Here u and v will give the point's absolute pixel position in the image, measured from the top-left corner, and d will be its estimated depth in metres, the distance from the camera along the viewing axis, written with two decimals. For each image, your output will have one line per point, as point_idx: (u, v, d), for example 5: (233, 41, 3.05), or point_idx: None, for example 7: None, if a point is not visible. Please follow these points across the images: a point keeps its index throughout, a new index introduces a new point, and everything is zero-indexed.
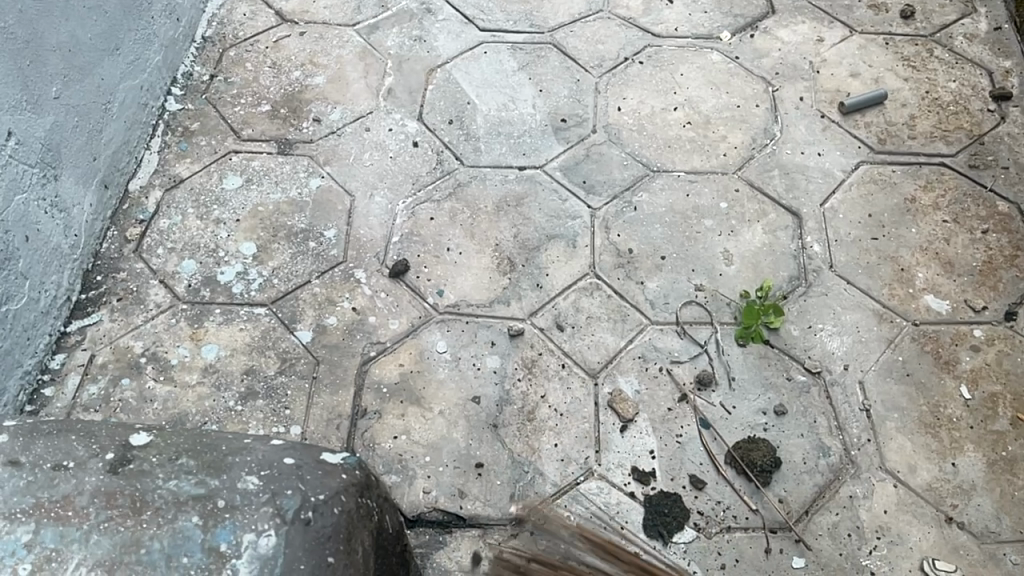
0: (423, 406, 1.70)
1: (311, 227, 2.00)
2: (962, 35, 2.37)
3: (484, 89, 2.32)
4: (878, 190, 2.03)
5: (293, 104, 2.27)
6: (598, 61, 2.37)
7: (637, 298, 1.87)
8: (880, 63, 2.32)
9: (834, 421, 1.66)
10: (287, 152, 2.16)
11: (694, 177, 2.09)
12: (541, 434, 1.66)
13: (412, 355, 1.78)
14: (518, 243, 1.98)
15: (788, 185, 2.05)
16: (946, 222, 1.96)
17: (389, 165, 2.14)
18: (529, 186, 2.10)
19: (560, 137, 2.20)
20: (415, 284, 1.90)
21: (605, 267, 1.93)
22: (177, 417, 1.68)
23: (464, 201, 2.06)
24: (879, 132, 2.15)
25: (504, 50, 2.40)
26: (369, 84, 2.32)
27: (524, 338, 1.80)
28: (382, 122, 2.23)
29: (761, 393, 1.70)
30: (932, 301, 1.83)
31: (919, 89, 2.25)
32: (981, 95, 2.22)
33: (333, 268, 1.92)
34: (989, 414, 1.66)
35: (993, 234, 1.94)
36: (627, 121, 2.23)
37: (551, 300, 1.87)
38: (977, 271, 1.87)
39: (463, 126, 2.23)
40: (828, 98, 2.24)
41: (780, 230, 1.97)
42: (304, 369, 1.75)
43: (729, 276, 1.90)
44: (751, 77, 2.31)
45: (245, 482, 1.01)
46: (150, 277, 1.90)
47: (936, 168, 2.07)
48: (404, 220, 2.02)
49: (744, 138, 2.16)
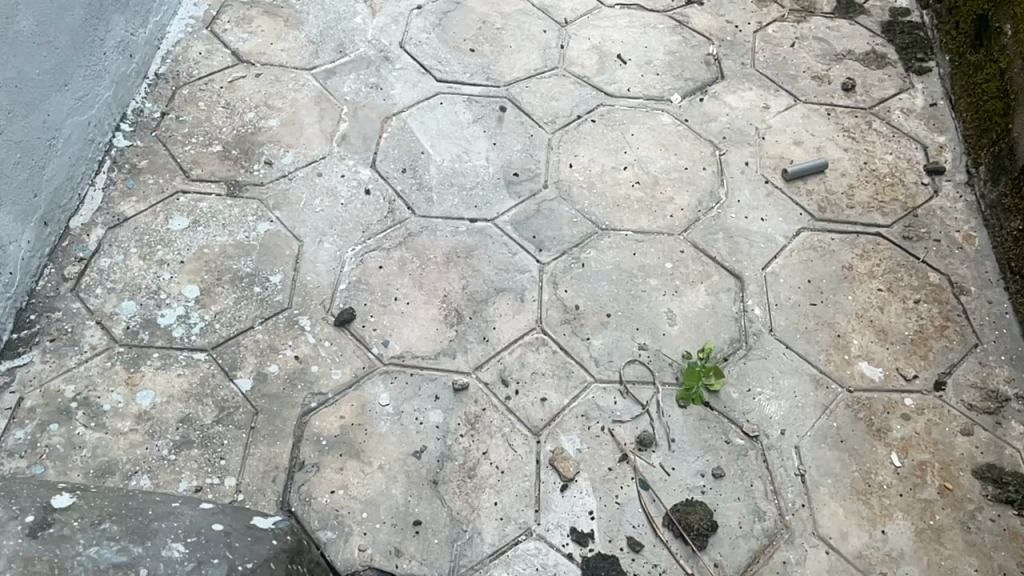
0: (363, 459, 1.68)
1: (257, 272, 1.98)
2: (899, 109, 2.47)
3: (438, 139, 2.34)
4: (818, 257, 2.09)
5: (245, 146, 2.26)
6: (552, 117, 2.42)
7: (581, 355, 1.89)
8: (822, 132, 2.41)
9: (769, 485, 1.69)
10: (236, 194, 2.14)
11: (641, 236, 2.13)
12: (480, 491, 1.65)
13: (354, 406, 1.76)
14: (466, 296, 1.99)
15: (731, 248, 2.10)
16: (880, 291, 2.02)
17: (339, 211, 2.13)
18: (479, 238, 2.11)
19: (511, 190, 2.22)
20: (360, 334, 1.89)
21: (551, 323, 1.95)
22: (106, 465, 1.63)
23: (414, 250, 2.07)
24: (819, 200, 2.23)
25: (459, 102, 2.43)
26: (323, 129, 2.32)
27: (468, 393, 1.80)
28: (335, 167, 2.23)
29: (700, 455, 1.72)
30: (866, 368, 1.88)
31: (858, 160, 2.33)
32: (916, 168, 2.31)
33: (277, 314, 1.90)
34: (918, 482, 1.70)
35: (925, 304, 2.00)
36: (578, 178, 2.26)
37: (497, 355, 1.88)
38: (910, 340, 1.93)
39: (415, 175, 2.24)
40: (772, 165, 2.32)
41: (723, 293, 2.01)
42: (243, 418, 1.72)
43: (672, 336, 1.93)
44: (699, 140, 2.37)
45: (170, 550, 0.98)
46: (87, 318, 1.85)
47: (872, 237, 2.14)
48: (352, 268, 2.02)
49: (691, 200, 2.22)
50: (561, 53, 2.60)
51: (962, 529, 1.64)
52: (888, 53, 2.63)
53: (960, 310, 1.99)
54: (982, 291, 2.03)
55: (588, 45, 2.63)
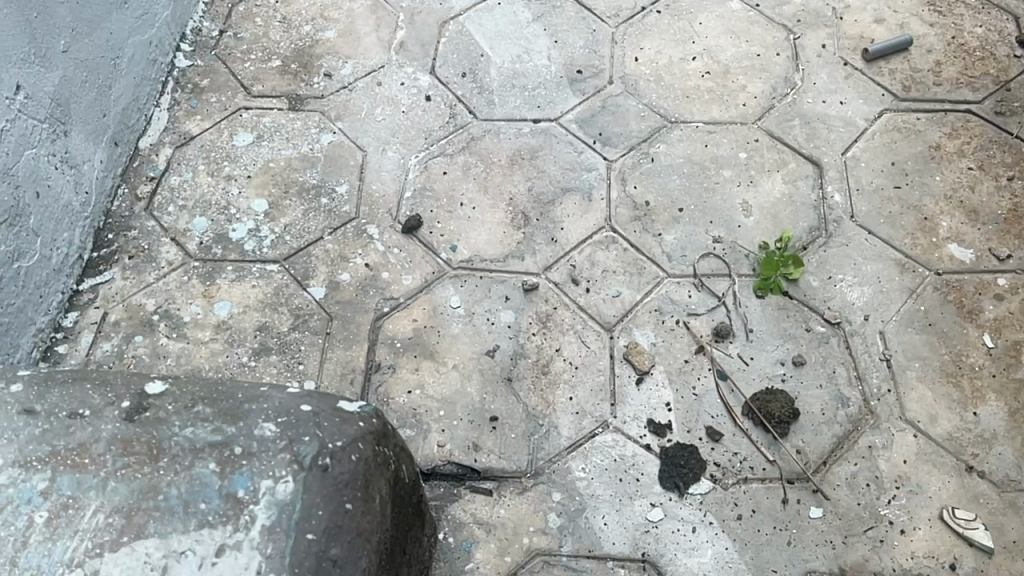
0: (437, 360, 1.69)
1: (323, 183, 1.98)
2: None
3: (497, 41, 2.27)
4: (902, 138, 1.98)
5: (304, 60, 2.24)
6: (615, 11, 2.32)
7: (653, 251, 1.84)
8: (905, 7, 2.25)
9: (853, 372, 1.63)
10: (298, 108, 2.13)
11: (712, 127, 2.05)
12: (555, 387, 1.65)
13: (426, 310, 1.77)
14: (532, 197, 1.96)
15: (808, 134, 2.01)
16: (971, 170, 1.91)
17: (401, 119, 2.11)
18: (544, 138, 2.06)
19: (575, 88, 2.15)
20: (428, 239, 1.88)
21: (620, 220, 1.90)
22: (190, 373, 1.69)
23: (477, 155, 2.04)
24: (903, 79, 2.09)
25: (518, 1, 2.35)
26: (380, 37, 2.28)
27: (539, 293, 1.79)
28: (394, 76, 2.20)
29: (780, 344, 1.67)
30: (956, 250, 1.78)
31: (945, 34, 2.18)
32: (1009, 40, 2.15)
33: (345, 224, 1.91)
34: (1013, 362, 1.63)
35: (1020, 181, 1.88)
36: (644, 72, 2.18)
37: (566, 254, 1.85)
38: (1003, 219, 1.82)
39: (476, 79, 2.19)
40: (851, 45, 2.18)
41: (799, 181, 1.92)
42: (318, 325, 1.75)
43: (747, 227, 1.86)
44: (771, 25, 2.25)
45: (262, 429, 1.00)
46: (162, 235, 1.89)
47: (961, 114, 2.01)
48: (417, 174, 2.00)
49: (764, 87, 2.11)
50: None
51: None
52: None
53: None
54: None
55: None
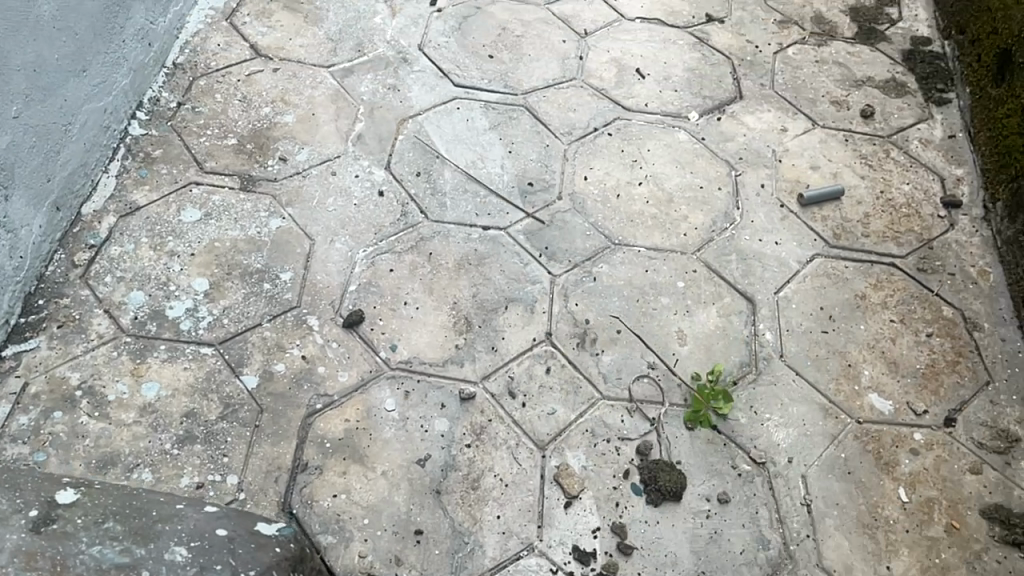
0: (366, 464, 1.66)
1: (267, 268, 1.96)
2: (917, 139, 2.47)
3: (453, 144, 2.33)
4: (831, 284, 2.08)
5: (260, 140, 2.24)
6: (568, 128, 2.41)
7: (590, 370, 1.87)
8: (839, 159, 2.40)
9: (775, 513, 1.67)
10: (249, 189, 2.12)
11: (654, 253, 2.12)
12: (483, 503, 1.64)
13: (359, 410, 1.74)
14: (476, 304, 1.98)
15: (745, 270, 2.09)
16: (893, 322, 2.01)
17: (353, 211, 2.12)
18: (492, 246, 2.10)
19: (526, 200, 2.21)
20: (368, 337, 1.87)
21: (561, 336, 1.93)
22: (108, 457, 1.61)
23: (425, 255, 2.05)
24: (835, 227, 2.22)
25: (476, 108, 2.43)
26: (339, 127, 2.31)
27: (475, 403, 1.78)
28: (349, 167, 2.22)
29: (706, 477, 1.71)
30: (876, 400, 1.87)
31: (874, 188, 2.33)
32: (932, 200, 2.31)
33: (285, 312, 1.89)
34: (925, 518, 1.69)
35: (937, 338, 1.99)
36: (592, 191, 2.25)
37: (505, 365, 1.86)
38: (921, 374, 1.92)
39: (430, 179, 2.23)
40: (788, 188, 2.31)
41: (734, 315, 2.00)
42: (247, 416, 1.70)
43: (682, 356, 1.92)
44: (715, 160, 2.36)
45: (173, 553, 0.98)
46: (95, 306, 1.83)
47: (886, 267, 2.13)
48: (363, 269, 2.00)
49: (705, 220, 2.21)
50: (580, 64, 2.59)
51: (967, 569, 1.63)
52: (907, 83, 2.63)
53: (972, 345, 1.98)
54: (995, 328, 2.02)
55: (607, 58, 2.62)
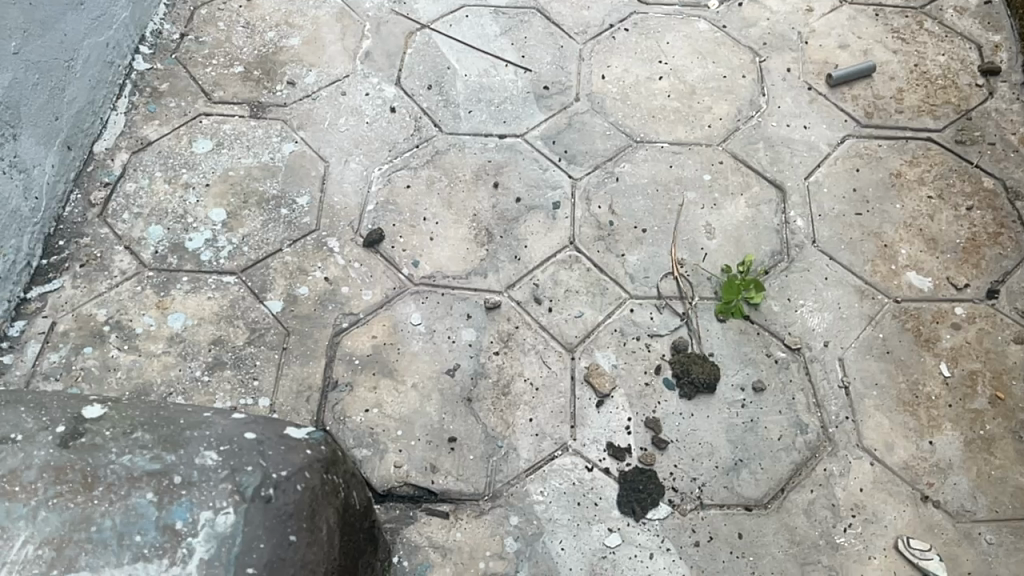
0: (396, 378, 1.66)
1: (284, 194, 1.94)
2: (953, 7, 2.33)
3: (464, 54, 2.25)
4: (864, 164, 1.99)
5: (267, 67, 2.20)
6: (582, 27, 2.31)
7: (616, 271, 1.83)
8: (870, 34, 2.28)
9: (812, 398, 1.64)
10: (259, 116, 2.09)
11: (677, 148, 2.05)
12: (515, 408, 1.63)
13: (386, 327, 1.74)
14: (497, 213, 1.94)
15: (772, 158, 2.02)
16: (931, 198, 1.93)
17: (365, 130, 2.08)
18: (509, 154, 2.05)
19: (542, 105, 2.14)
20: (390, 254, 1.85)
21: (584, 239, 1.89)
22: (140, 387, 1.64)
23: (442, 169, 2.01)
24: (866, 105, 2.12)
25: (486, 14, 2.34)
26: (346, 46, 2.25)
27: (501, 311, 1.77)
28: (359, 86, 2.17)
29: (740, 368, 1.68)
30: (915, 278, 1.80)
31: (907, 62, 2.21)
32: (970, 69, 2.18)
33: (305, 236, 1.87)
34: (968, 392, 1.64)
35: (977, 211, 1.91)
36: (610, 90, 2.17)
37: (530, 272, 1.83)
38: (961, 248, 1.85)
39: (442, 92, 2.17)
40: (815, 69, 2.20)
41: (763, 204, 1.93)
42: (274, 339, 1.71)
43: (710, 250, 1.87)
44: (738, 47, 2.26)
45: (203, 457, 0.97)
46: (115, 243, 1.84)
47: (922, 142, 2.03)
48: (380, 187, 1.97)
49: (729, 110, 2.12)
50: None
51: (1014, 439, 1.59)
52: None
53: (1015, 216, 1.90)
54: None
55: None
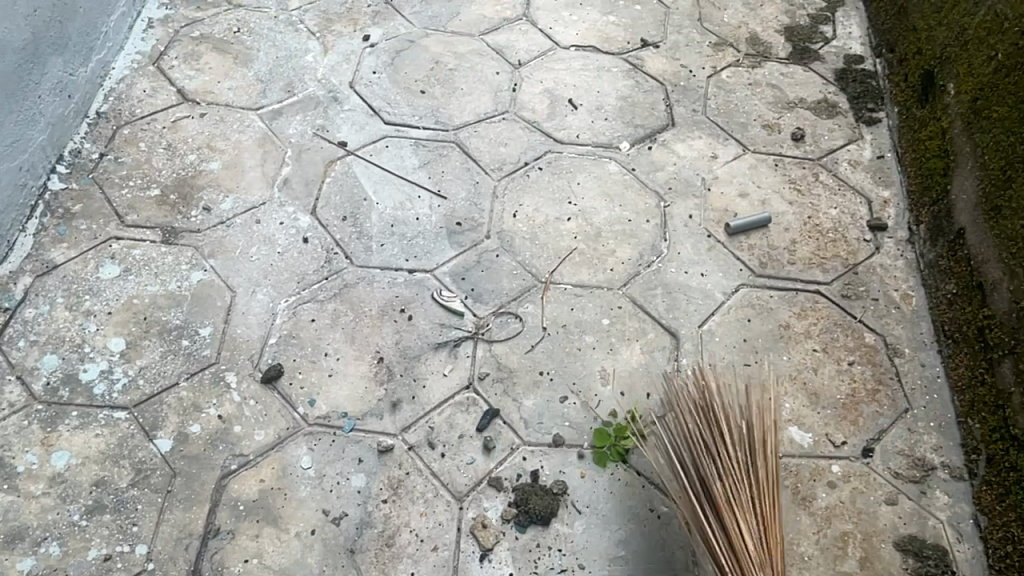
0: (279, 526, 1.66)
1: (186, 324, 1.96)
2: (847, 160, 2.48)
3: (381, 185, 2.32)
4: (755, 315, 2.09)
5: (183, 190, 2.24)
6: (498, 164, 2.41)
7: (512, 416, 1.87)
8: (768, 184, 2.41)
9: (690, 556, 1.70)
10: (171, 242, 2.12)
11: (580, 291, 2.12)
12: (397, 561, 1.64)
13: (274, 471, 1.74)
14: (399, 351, 1.97)
15: (669, 304, 2.10)
16: (816, 351, 2.02)
17: (276, 261, 2.11)
18: (416, 290, 2.09)
19: (453, 240, 2.21)
20: (287, 392, 1.86)
21: (483, 380, 1.93)
22: (16, 531, 1.62)
23: (348, 303, 2.04)
24: (761, 255, 2.22)
25: (406, 146, 2.43)
26: (264, 172, 2.31)
27: (392, 456, 1.78)
28: (274, 214, 2.21)
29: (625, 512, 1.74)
30: (796, 433, 1.88)
31: (802, 213, 2.33)
32: (860, 223, 2.31)
33: (203, 369, 1.88)
34: (839, 554, 1.70)
35: (859, 365, 2.00)
36: (520, 228, 2.26)
37: (425, 415, 1.86)
38: (840, 405, 1.92)
39: (356, 223, 2.22)
40: (716, 217, 2.31)
41: (657, 351, 2.00)
42: (159, 482, 1.70)
43: (604, 396, 1.92)
44: (644, 190, 2.37)
45: None
46: (8, 373, 1.84)
47: (811, 294, 2.14)
48: (284, 321, 2.00)
49: (632, 254, 2.21)
50: (512, 97, 2.61)
51: None
52: (839, 102, 2.66)
53: (892, 372, 1.98)
54: (917, 353, 2.02)
55: (540, 89, 2.64)
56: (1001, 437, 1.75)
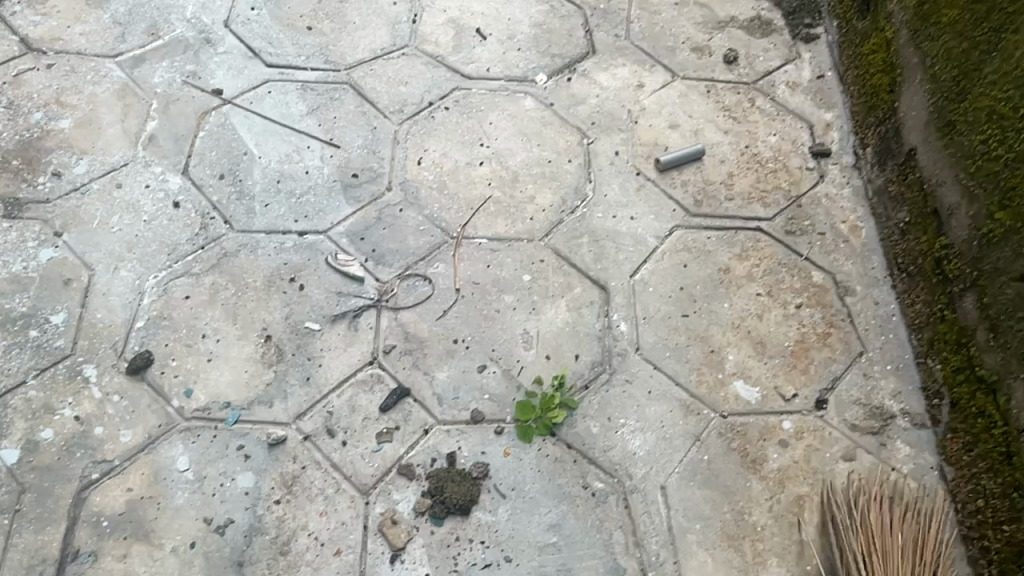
0: (151, 543, 1.41)
1: (35, 311, 1.67)
2: (784, 82, 2.26)
3: (265, 137, 2.03)
4: (692, 259, 1.87)
5: (29, 154, 1.92)
6: (399, 105, 2.13)
7: (423, 392, 1.63)
8: (701, 112, 2.18)
9: (631, 536, 1.49)
10: (14, 216, 1.81)
11: (496, 244, 1.88)
12: (292, 572, 1.41)
13: (144, 477, 1.48)
14: (290, 327, 1.71)
15: (597, 253, 1.87)
16: (760, 295, 1.82)
17: (142, 230, 1.82)
18: (308, 254, 1.83)
19: (350, 195, 1.94)
20: (157, 383, 1.60)
21: (388, 354, 1.68)
22: None
23: (229, 275, 1.77)
24: (695, 192, 2.00)
25: (292, 90, 2.14)
26: (126, 128, 1.99)
27: (285, 449, 1.54)
28: (139, 176, 1.91)
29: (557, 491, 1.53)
30: (742, 389, 1.67)
31: (738, 143, 2.11)
32: (801, 151, 2.10)
33: (56, 363, 1.60)
34: (795, 521, 1.52)
35: (807, 308, 1.80)
36: (427, 177, 2.00)
37: (323, 399, 1.61)
38: (789, 353, 1.73)
39: (236, 182, 1.93)
40: (645, 152, 2.08)
41: (585, 308, 1.78)
42: (3, 502, 1.44)
43: (527, 362, 1.69)
44: (565, 127, 2.12)
45: None
46: None
47: (751, 233, 1.93)
48: (153, 300, 1.71)
49: (553, 200, 1.97)
50: (412, 29, 2.32)
51: None
52: (773, 19, 2.43)
53: (844, 313, 1.80)
54: (869, 290, 1.83)
55: (444, 19, 2.35)
56: (966, 378, 1.56)
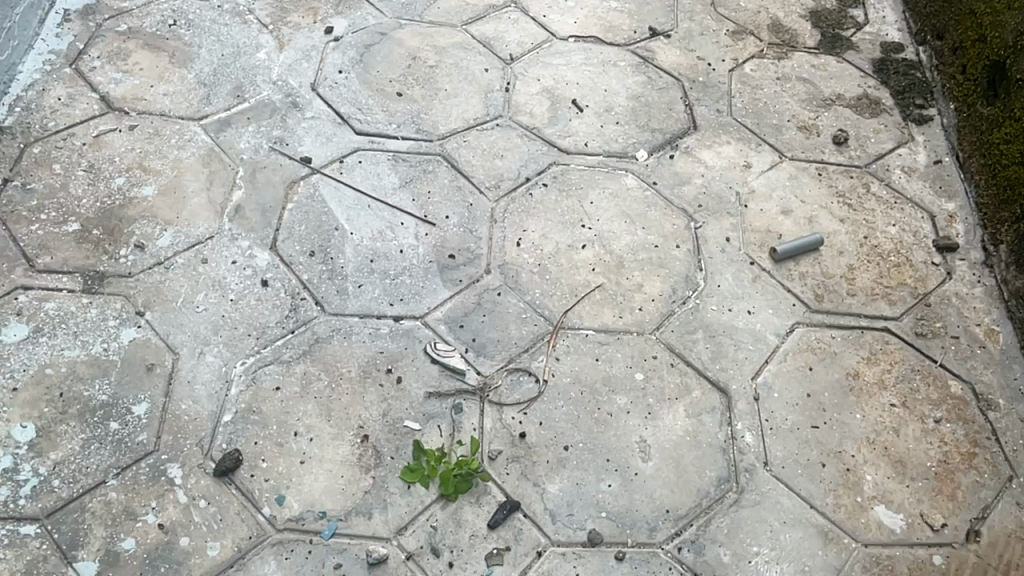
0: None
1: (115, 400, 1.55)
2: (899, 167, 2.13)
3: (355, 211, 1.92)
4: (818, 362, 1.73)
5: (109, 223, 1.82)
6: (495, 180, 2.01)
7: (534, 507, 1.49)
8: (813, 197, 2.04)
9: None
10: (94, 291, 1.70)
11: (605, 337, 1.75)
12: None
13: None
14: (388, 425, 1.57)
15: (714, 351, 1.73)
16: (894, 407, 1.67)
17: (228, 311, 1.70)
18: (406, 342, 1.70)
19: (447, 277, 1.81)
20: (247, 487, 1.47)
21: (495, 461, 1.54)
22: None
23: (322, 363, 1.64)
24: (815, 286, 1.86)
25: (383, 161, 2.03)
26: (211, 197, 1.89)
27: (386, 569, 1.40)
28: (225, 250, 1.80)
29: None
30: (885, 515, 1.52)
31: (856, 233, 1.97)
32: (924, 244, 1.96)
33: (137, 461, 1.48)
34: None
35: (947, 424, 1.65)
36: (527, 260, 1.87)
37: (426, 511, 1.47)
38: (933, 475, 1.58)
39: (327, 259, 1.81)
40: (758, 239, 1.95)
41: (705, 414, 1.64)
42: None
43: (646, 476, 1.55)
44: (670, 209, 2.00)
45: None
46: None
47: (879, 333, 1.79)
48: (241, 390, 1.59)
49: (663, 288, 1.84)
50: (505, 98, 2.21)
51: None
52: (882, 98, 2.31)
53: (989, 430, 1.65)
54: (1013, 405, 1.68)
55: (537, 88, 2.25)
56: None
